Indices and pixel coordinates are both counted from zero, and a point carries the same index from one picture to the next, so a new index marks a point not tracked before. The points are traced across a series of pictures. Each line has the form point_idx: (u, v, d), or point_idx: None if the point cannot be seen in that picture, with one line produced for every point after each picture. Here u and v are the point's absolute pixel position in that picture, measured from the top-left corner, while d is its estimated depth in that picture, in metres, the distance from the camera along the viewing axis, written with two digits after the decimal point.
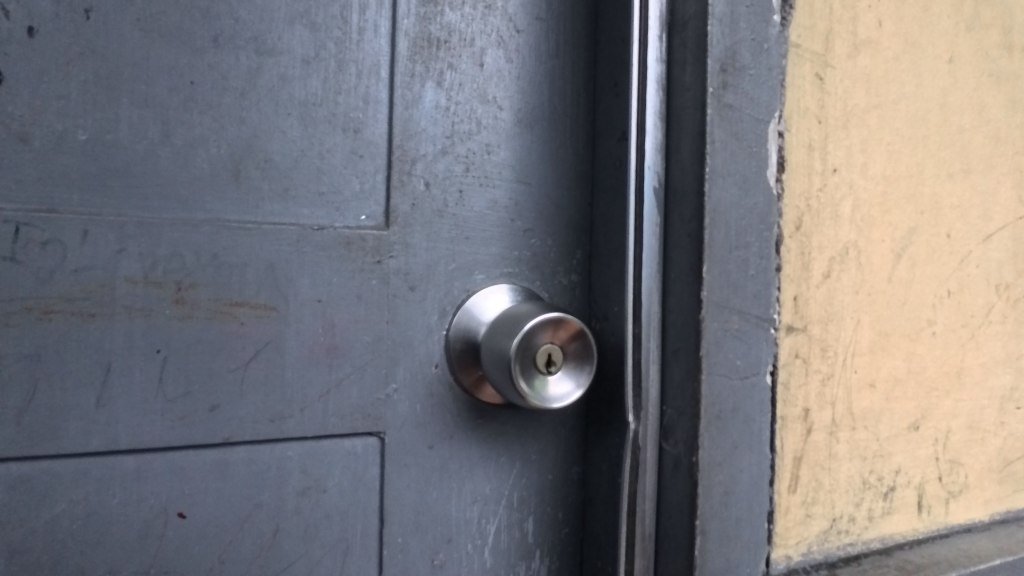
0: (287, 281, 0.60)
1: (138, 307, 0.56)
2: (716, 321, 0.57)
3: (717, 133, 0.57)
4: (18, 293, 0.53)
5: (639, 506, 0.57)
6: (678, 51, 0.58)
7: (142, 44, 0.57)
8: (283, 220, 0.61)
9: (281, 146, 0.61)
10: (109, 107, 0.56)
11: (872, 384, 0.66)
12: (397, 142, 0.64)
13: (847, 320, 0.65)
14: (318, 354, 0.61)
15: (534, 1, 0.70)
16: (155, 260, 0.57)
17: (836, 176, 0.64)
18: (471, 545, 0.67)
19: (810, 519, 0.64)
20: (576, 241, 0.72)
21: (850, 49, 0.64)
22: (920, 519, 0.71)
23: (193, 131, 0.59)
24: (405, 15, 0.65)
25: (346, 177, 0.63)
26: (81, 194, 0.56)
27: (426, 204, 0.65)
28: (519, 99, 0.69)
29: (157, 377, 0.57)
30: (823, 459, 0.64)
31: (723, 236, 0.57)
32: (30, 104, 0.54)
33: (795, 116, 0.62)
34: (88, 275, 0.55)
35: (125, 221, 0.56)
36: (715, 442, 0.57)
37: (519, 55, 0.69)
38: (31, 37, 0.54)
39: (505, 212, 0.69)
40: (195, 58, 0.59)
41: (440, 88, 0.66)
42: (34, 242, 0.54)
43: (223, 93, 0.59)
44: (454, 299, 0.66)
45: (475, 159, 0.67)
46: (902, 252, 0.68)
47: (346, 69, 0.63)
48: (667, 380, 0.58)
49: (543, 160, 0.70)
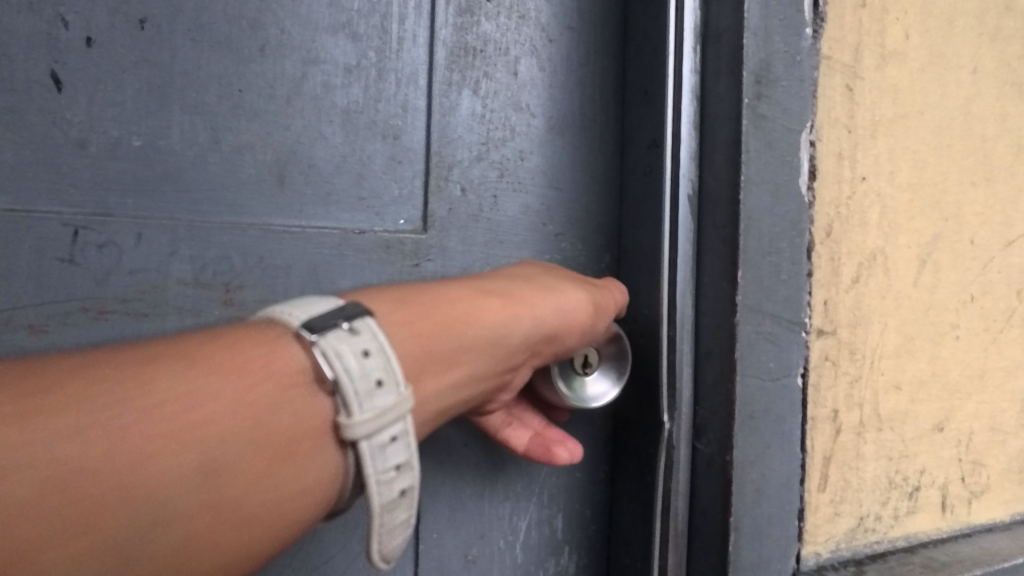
0: (329, 283, 0.63)
1: (189, 308, 0.59)
2: (749, 324, 0.58)
3: (751, 142, 0.58)
4: (77, 294, 0.56)
5: (672, 503, 0.59)
6: (713, 62, 0.60)
7: (193, 53, 0.59)
8: (325, 224, 0.63)
9: (325, 152, 0.63)
10: (161, 115, 0.58)
11: (898, 387, 0.68)
12: (434, 149, 0.66)
13: (875, 323, 0.66)
14: None
15: (566, 11, 0.72)
16: (205, 262, 0.59)
17: (865, 183, 0.65)
18: (503, 540, 0.68)
19: (838, 517, 0.65)
20: (605, 244, 0.73)
21: (878, 60, 0.65)
22: (943, 518, 0.72)
23: (240, 137, 0.61)
24: (443, 25, 0.67)
25: (385, 182, 0.65)
26: (134, 199, 0.58)
27: (462, 209, 0.67)
28: (551, 107, 0.71)
29: None
30: (851, 459, 0.66)
31: (757, 242, 0.59)
32: (88, 111, 0.57)
33: (826, 125, 0.63)
34: (142, 277, 0.57)
35: (176, 224, 0.58)
36: (748, 442, 0.58)
37: (553, 64, 0.71)
38: (88, 47, 0.57)
39: (538, 216, 0.70)
40: (243, 67, 0.61)
41: (476, 96, 0.68)
42: (92, 244, 0.56)
43: (270, 101, 0.61)
44: None
45: (509, 166, 0.69)
46: (927, 258, 0.69)
47: (386, 77, 0.65)
48: (700, 380, 0.60)
49: (575, 166, 0.72)
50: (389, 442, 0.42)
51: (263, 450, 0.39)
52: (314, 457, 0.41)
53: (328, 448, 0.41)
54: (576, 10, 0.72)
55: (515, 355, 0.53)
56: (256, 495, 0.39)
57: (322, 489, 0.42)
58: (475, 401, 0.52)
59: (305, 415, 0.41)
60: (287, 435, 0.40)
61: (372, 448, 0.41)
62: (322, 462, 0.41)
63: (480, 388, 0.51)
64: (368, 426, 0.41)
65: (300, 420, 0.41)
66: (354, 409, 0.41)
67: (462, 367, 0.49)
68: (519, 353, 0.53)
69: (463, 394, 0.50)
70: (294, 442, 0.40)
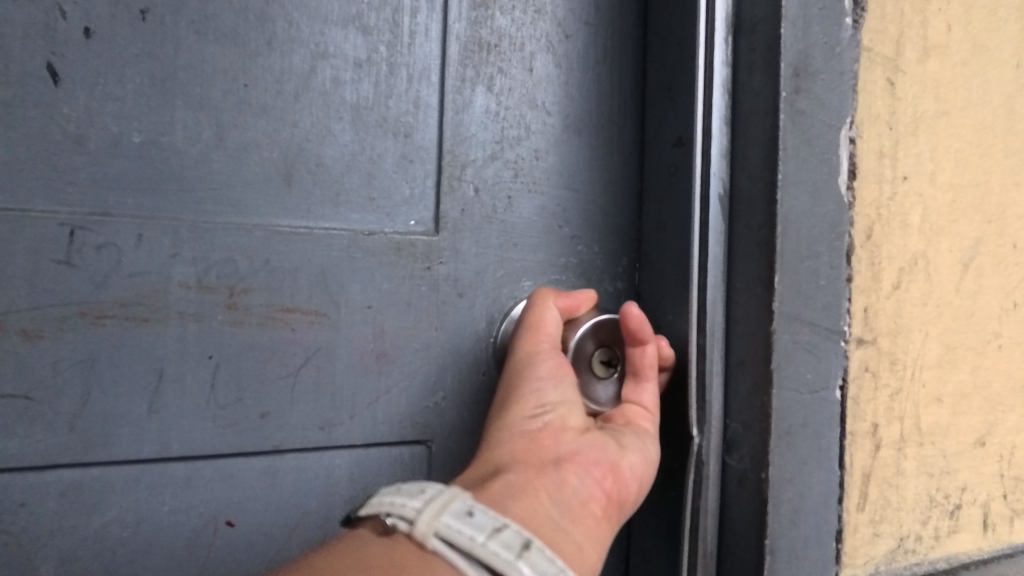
0: (338, 287, 0.60)
1: (191, 313, 0.56)
2: (786, 333, 0.55)
3: (788, 139, 0.55)
4: (74, 297, 0.53)
5: (701, 523, 0.56)
6: (746, 54, 0.57)
7: (196, 46, 0.56)
8: (334, 225, 0.60)
9: (334, 150, 0.60)
10: (164, 110, 0.55)
11: (939, 399, 0.64)
12: (447, 147, 0.63)
13: (915, 331, 0.62)
14: (368, 359, 0.61)
15: (583, 6, 0.68)
16: (209, 265, 0.56)
17: (906, 183, 0.61)
18: None
19: (878, 538, 0.61)
20: (624, 248, 0.70)
21: (920, 52, 0.62)
22: (985, 538, 0.69)
23: (247, 133, 0.58)
24: (456, 20, 0.64)
25: (396, 181, 0.62)
26: (135, 197, 0.55)
27: (476, 209, 0.64)
28: (567, 105, 0.68)
29: (210, 383, 0.56)
30: (891, 476, 0.62)
31: (794, 245, 0.55)
32: (87, 106, 0.53)
33: (867, 121, 0.59)
34: (142, 280, 0.54)
35: (178, 224, 0.55)
36: (785, 458, 0.55)
37: (569, 61, 0.68)
38: (88, 38, 0.53)
39: (554, 218, 0.67)
40: (249, 61, 0.58)
41: (491, 93, 0.65)
42: (89, 245, 0.53)
43: (277, 96, 0.58)
44: (502, 305, 0.65)
45: (524, 165, 0.66)
46: (969, 263, 0.65)
47: (397, 73, 0.62)
48: (732, 393, 0.57)
49: (592, 165, 0.69)
50: (470, 516, 0.45)
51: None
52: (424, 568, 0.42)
53: (429, 559, 0.43)
54: (594, 4, 0.69)
55: (536, 452, 0.53)
56: None
57: None
58: (556, 499, 0.52)
59: (391, 547, 0.44)
60: (384, 558, 0.43)
61: (453, 526, 0.44)
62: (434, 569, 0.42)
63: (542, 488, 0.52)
64: (433, 513, 0.45)
65: (389, 550, 0.44)
66: (410, 513, 0.45)
67: (495, 481, 0.51)
68: (533, 450, 0.53)
69: (528, 496, 0.51)
70: (393, 563, 0.42)
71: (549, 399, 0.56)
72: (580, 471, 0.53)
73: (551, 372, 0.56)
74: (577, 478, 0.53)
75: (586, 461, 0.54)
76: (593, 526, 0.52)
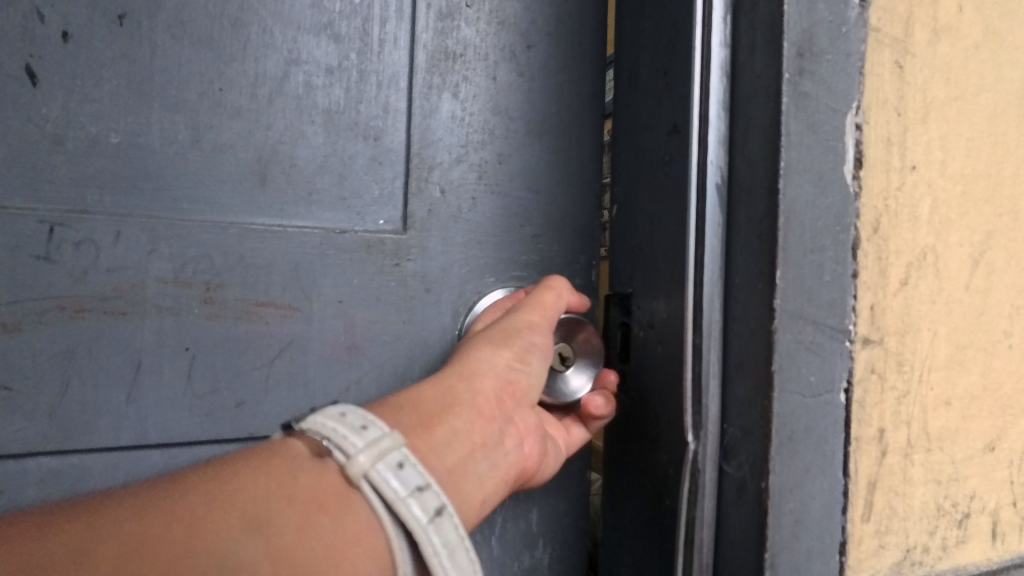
0: (310, 282, 0.59)
1: (168, 307, 0.55)
2: (789, 332, 0.51)
3: (793, 123, 0.51)
4: (53, 291, 0.52)
5: (696, 534, 0.54)
6: (746, 34, 0.54)
7: (173, 51, 0.56)
8: (308, 224, 0.60)
9: (307, 151, 0.60)
10: (141, 111, 0.55)
11: (948, 403, 0.61)
12: (414, 150, 0.63)
13: (924, 331, 0.59)
14: (339, 351, 0.61)
15: (544, 15, 0.68)
16: (185, 261, 0.56)
17: (915, 173, 0.58)
18: (479, 535, 0.68)
19: (883, 550, 0.58)
20: (582, 247, 0.70)
21: (930, 35, 0.58)
22: (994, 548, 0.66)
23: (222, 135, 0.57)
24: (423, 29, 0.63)
25: (366, 182, 0.62)
26: (112, 195, 0.54)
27: (442, 210, 0.64)
28: (538, 106, 0.68)
29: (186, 372, 0.56)
30: (897, 483, 0.59)
31: (798, 237, 0.51)
32: (65, 106, 0.53)
33: (874, 106, 0.56)
34: (120, 275, 0.54)
35: (155, 221, 0.55)
36: (787, 466, 0.51)
37: (530, 70, 0.68)
38: (65, 42, 0.53)
39: (515, 217, 0.67)
40: (225, 66, 0.57)
41: (456, 99, 0.65)
42: (67, 242, 0.53)
43: (250, 99, 0.58)
44: (466, 300, 0.65)
45: (488, 168, 0.66)
46: (979, 258, 0.62)
47: (367, 79, 0.62)
48: (731, 396, 0.54)
49: (553, 169, 0.69)
50: (400, 468, 0.45)
51: (296, 506, 0.42)
52: (345, 508, 0.43)
53: (353, 499, 0.44)
54: (555, 15, 0.69)
55: (492, 406, 0.57)
56: (307, 544, 0.41)
57: (367, 539, 0.43)
58: (488, 456, 0.56)
59: (321, 477, 0.44)
60: (312, 492, 0.43)
61: (384, 474, 0.44)
62: (354, 511, 0.44)
63: (480, 442, 0.56)
64: (369, 459, 0.44)
65: (318, 481, 0.44)
66: (350, 449, 0.45)
67: (443, 427, 0.54)
68: (491, 403, 0.57)
69: (463, 447, 0.55)
70: (320, 498, 0.43)
71: (531, 364, 0.60)
72: (518, 438, 0.59)
73: (543, 345, 0.60)
74: (512, 443, 0.58)
75: (523, 431, 0.60)
76: (501, 488, 0.57)
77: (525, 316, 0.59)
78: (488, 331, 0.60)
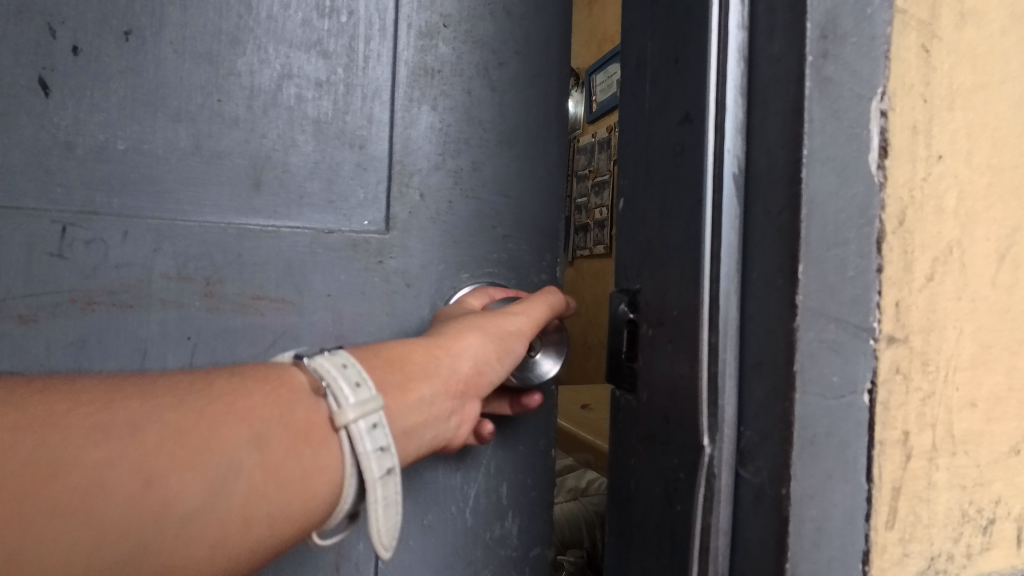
0: (301, 277, 0.70)
1: (171, 299, 0.66)
2: (811, 330, 0.49)
3: (816, 109, 0.48)
4: (66, 285, 0.63)
5: (711, 543, 0.51)
6: (766, 16, 0.51)
7: (175, 63, 0.67)
8: (300, 224, 0.71)
9: (298, 157, 0.71)
10: (147, 120, 0.66)
11: (973, 403, 0.59)
12: (397, 158, 0.74)
13: (949, 329, 0.57)
14: (328, 340, 0.72)
15: (514, 37, 0.79)
16: (187, 259, 0.67)
17: (941, 163, 0.55)
18: (456, 506, 0.80)
19: (906, 558, 0.56)
20: (547, 246, 0.81)
21: (956, 18, 0.56)
22: (1018, 555, 0.64)
23: (220, 142, 0.68)
24: (405, 47, 0.75)
25: (352, 186, 0.73)
26: (120, 198, 0.65)
27: (422, 212, 0.75)
28: (506, 120, 0.79)
29: (189, 360, 0.67)
30: (921, 489, 0.56)
31: (821, 231, 0.49)
32: (74, 116, 0.64)
33: (900, 92, 0.53)
34: (127, 271, 0.65)
35: (160, 222, 0.66)
36: (808, 472, 0.49)
37: (501, 86, 0.78)
38: (76, 56, 0.64)
39: (488, 219, 0.78)
40: (222, 79, 0.68)
41: (434, 112, 0.76)
42: (78, 240, 0.63)
43: (246, 109, 0.69)
44: (444, 294, 0.75)
45: (463, 175, 0.77)
46: (1006, 254, 0.60)
47: (354, 92, 0.73)
48: (748, 398, 0.51)
49: (521, 175, 0.79)
50: (373, 427, 0.51)
51: (289, 432, 0.49)
52: (321, 445, 0.50)
53: (330, 440, 0.50)
54: (523, 36, 0.79)
55: (457, 385, 0.63)
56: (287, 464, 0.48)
57: (330, 475, 0.50)
58: (431, 427, 0.61)
59: (312, 412, 0.51)
60: (302, 423, 0.50)
61: (361, 431, 0.51)
62: (327, 450, 0.50)
63: (432, 415, 0.61)
64: (355, 414, 0.51)
65: (309, 415, 0.50)
66: (343, 399, 0.51)
67: (415, 392, 0.59)
68: (460, 381, 0.63)
69: (420, 416, 0.59)
70: (307, 431, 0.50)
71: (494, 372, 0.67)
72: (461, 417, 0.65)
73: (517, 354, 0.68)
74: (456, 419, 0.64)
75: (467, 415, 0.66)
76: (421, 453, 0.62)
77: (516, 322, 0.68)
78: (477, 316, 0.67)
